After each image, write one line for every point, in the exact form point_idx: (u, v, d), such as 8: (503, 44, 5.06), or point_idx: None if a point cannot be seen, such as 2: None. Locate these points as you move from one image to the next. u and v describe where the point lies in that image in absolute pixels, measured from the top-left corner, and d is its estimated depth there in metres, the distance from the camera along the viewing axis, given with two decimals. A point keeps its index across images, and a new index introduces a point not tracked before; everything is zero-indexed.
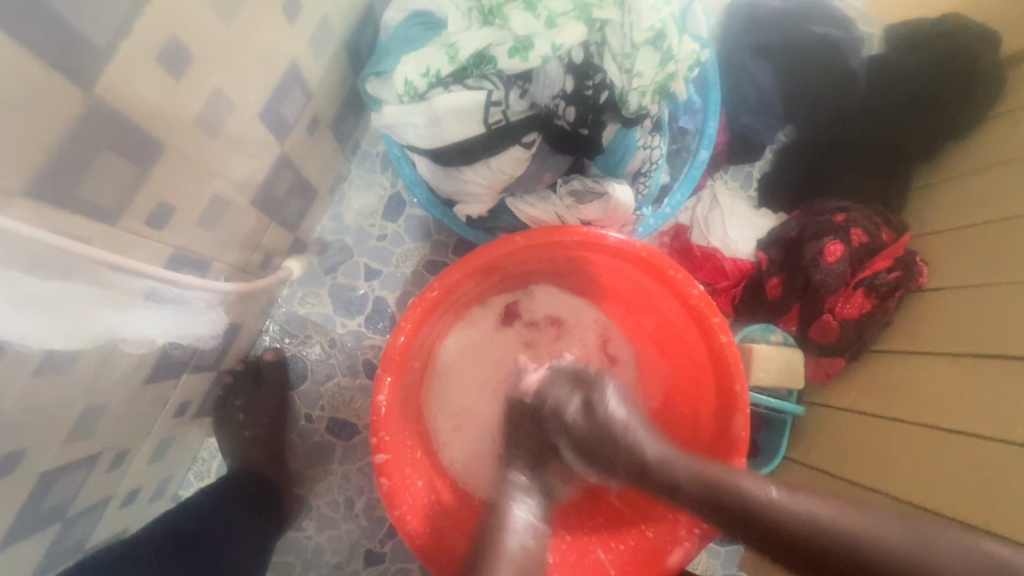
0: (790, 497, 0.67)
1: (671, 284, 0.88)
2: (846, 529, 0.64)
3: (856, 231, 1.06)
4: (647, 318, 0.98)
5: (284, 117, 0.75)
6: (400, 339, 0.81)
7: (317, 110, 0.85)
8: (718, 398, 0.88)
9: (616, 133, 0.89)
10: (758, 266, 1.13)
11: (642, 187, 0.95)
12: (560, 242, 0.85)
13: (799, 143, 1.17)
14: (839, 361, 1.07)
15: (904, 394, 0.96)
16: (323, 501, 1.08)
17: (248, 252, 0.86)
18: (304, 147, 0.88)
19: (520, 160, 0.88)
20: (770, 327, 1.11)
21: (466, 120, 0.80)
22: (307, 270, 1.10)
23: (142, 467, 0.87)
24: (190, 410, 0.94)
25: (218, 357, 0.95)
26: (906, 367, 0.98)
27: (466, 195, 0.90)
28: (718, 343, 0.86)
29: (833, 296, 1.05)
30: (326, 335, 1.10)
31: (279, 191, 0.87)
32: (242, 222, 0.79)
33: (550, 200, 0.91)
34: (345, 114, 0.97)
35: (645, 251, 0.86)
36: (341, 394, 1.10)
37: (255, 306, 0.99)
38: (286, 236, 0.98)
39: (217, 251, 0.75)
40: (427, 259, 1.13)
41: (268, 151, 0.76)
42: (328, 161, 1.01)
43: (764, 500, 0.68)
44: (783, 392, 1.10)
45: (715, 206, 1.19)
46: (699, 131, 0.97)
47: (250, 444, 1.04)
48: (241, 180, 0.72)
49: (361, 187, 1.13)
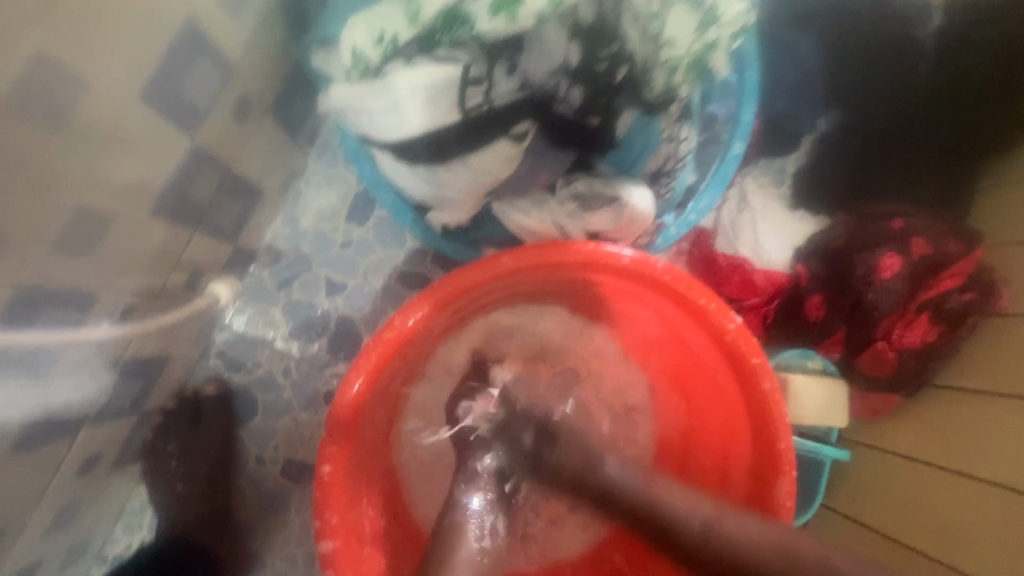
0: (732, 520, 0.55)
1: (700, 315, 0.70)
2: (785, 548, 0.52)
3: (918, 241, 0.86)
4: (665, 350, 0.79)
5: (190, 100, 0.57)
6: (352, 389, 0.63)
7: (246, 90, 0.67)
8: (754, 456, 0.70)
9: (635, 122, 0.73)
10: (796, 281, 0.94)
11: (664, 190, 0.77)
12: (562, 264, 0.67)
13: (842, 136, 0.93)
14: (892, 397, 0.89)
15: (964, 446, 0.78)
16: (278, 558, 0.89)
17: (160, 270, 0.67)
18: (232, 136, 0.69)
19: (510, 157, 0.68)
20: (808, 353, 0.93)
21: (434, 105, 0.62)
22: (256, 285, 0.92)
23: (36, 542, 0.69)
24: (103, 462, 0.76)
25: (139, 400, 0.77)
26: (966, 408, 0.80)
27: (441, 200, 0.71)
28: (760, 391, 0.68)
29: (886, 321, 0.86)
30: (281, 361, 0.91)
31: (201, 193, 0.67)
32: (142, 236, 0.60)
33: (547, 206, 0.73)
34: (290, 96, 0.78)
35: (668, 274, 0.68)
36: (298, 431, 0.91)
37: (184, 333, 0.80)
38: (221, 248, 0.80)
39: (98, 275, 0.57)
40: (401, 269, 0.93)
41: (172, 145, 0.57)
42: (273, 154, 0.82)
43: (711, 533, 0.54)
44: (821, 431, 0.93)
45: (746, 207, 0.99)
46: (732, 118, 0.77)
47: (187, 495, 0.87)
48: (123, 177, 0.53)
49: (320, 184, 0.93)
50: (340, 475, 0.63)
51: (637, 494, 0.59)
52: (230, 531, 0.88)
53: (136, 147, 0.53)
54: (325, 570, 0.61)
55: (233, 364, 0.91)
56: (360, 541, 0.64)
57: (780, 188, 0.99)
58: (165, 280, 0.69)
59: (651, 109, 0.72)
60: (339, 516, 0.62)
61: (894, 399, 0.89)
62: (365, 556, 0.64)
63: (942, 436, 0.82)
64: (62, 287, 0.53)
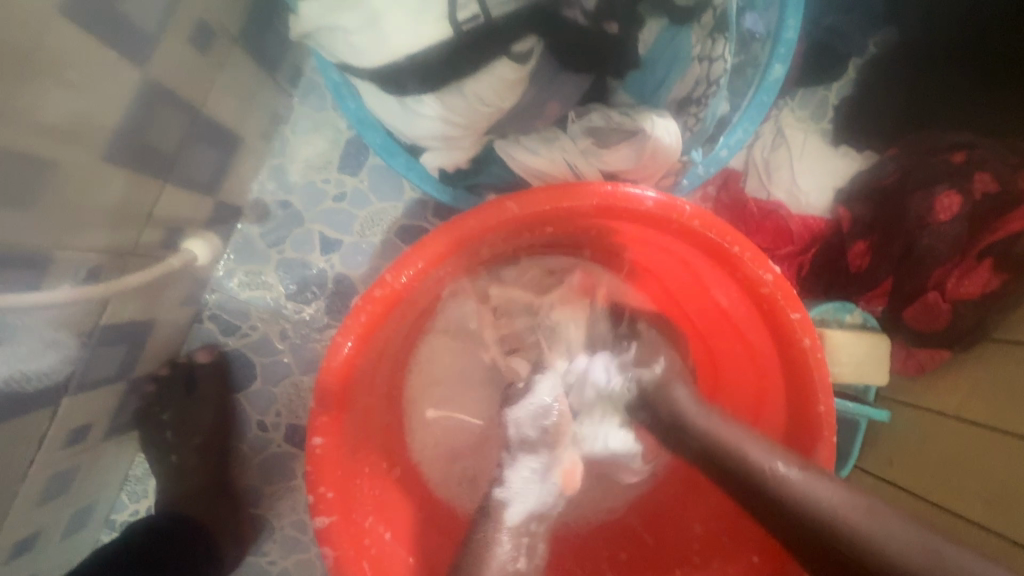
0: (744, 438, 0.53)
1: (733, 267, 0.61)
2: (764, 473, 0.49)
3: (982, 177, 0.74)
4: (692, 304, 0.72)
5: (131, 20, 0.50)
6: (343, 349, 0.56)
7: (204, 13, 0.59)
8: (788, 421, 0.63)
9: (661, 34, 0.67)
10: (837, 226, 0.84)
11: (691, 121, 0.67)
12: (573, 210, 0.59)
13: (900, 55, 0.81)
14: (941, 352, 0.80)
15: (976, 386, 0.75)
16: (287, 522, 0.87)
17: (128, 228, 0.61)
18: (194, 71, 0.61)
19: (510, 81, 0.60)
20: (846, 306, 0.83)
21: (420, 18, 0.55)
22: (245, 244, 0.85)
23: (31, 511, 0.66)
24: (95, 430, 0.73)
25: (126, 366, 0.73)
26: (996, 362, 0.74)
27: (434, 140, 0.63)
28: (798, 349, 0.60)
29: (940, 269, 0.77)
30: (277, 325, 0.86)
31: (165, 137, 0.60)
32: (97, 187, 0.55)
33: (558, 142, 0.64)
34: (260, 27, 0.70)
35: (697, 220, 0.59)
36: (299, 397, 0.87)
37: (168, 296, 0.74)
38: (202, 203, 0.73)
39: (43, 228, 0.51)
40: (401, 223, 0.86)
41: (115, 75, 0.51)
42: (252, 94, 0.73)
43: (721, 445, 0.53)
44: (858, 389, 0.84)
45: (782, 142, 0.87)
46: (772, 35, 0.65)
47: (187, 462, 0.84)
48: (50, 118, 0.47)
49: (308, 130, 0.85)
50: (334, 445, 0.58)
51: (696, 424, 0.56)
52: (231, 501, 0.85)
53: (70, 75, 0.47)
54: (322, 547, 0.57)
55: (227, 327, 0.86)
56: (359, 511, 0.60)
57: (820, 123, 0.88)
58: (137, 238, 0.63)
59: (682, 16, 0.66)
60: (334, 490, 0.57)
61: (944, 353, 0.80)
62: (366, 528, 0.60)
63: (967, 390, 0.76)
64: (11, 245, 0.48)
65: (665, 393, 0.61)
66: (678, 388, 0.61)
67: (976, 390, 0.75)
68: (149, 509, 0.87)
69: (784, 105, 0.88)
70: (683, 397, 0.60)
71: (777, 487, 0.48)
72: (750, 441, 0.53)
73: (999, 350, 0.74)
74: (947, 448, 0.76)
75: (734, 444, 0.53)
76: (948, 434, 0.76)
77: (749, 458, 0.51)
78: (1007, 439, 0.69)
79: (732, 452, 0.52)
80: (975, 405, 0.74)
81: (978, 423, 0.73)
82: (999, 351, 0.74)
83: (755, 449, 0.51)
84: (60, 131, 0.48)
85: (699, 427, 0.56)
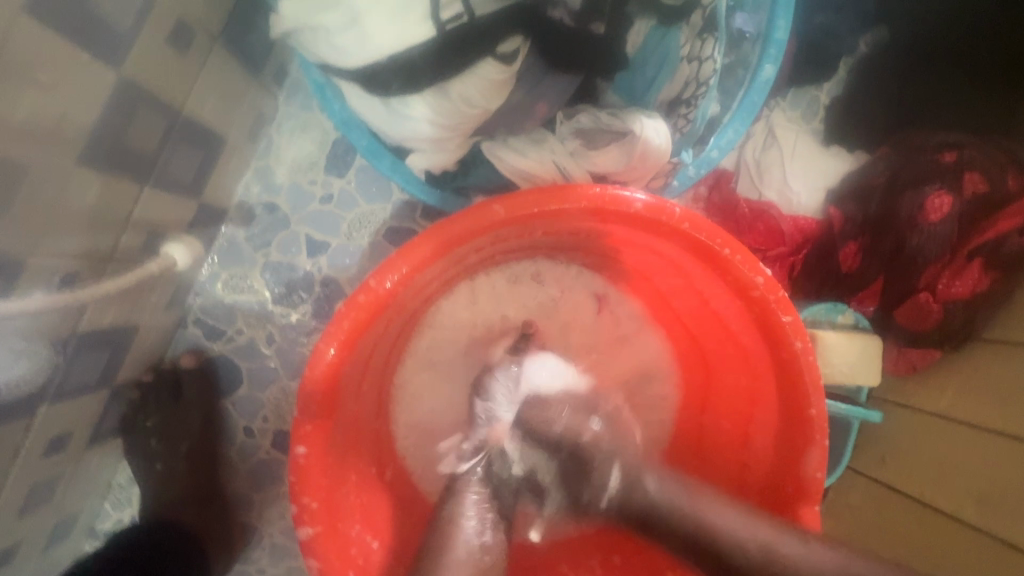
0: (716, 509, 0.56)
1: (723, 268, 0.60)
2: (735, 540, 0.54)
3: (972, 177, 0.75)
4: (682, 307, 0.71)
5: (105, 18, 0.49)
6: (327, 356, 0.55)
7: (182, 12, 0.58)
8: (780, 423, 0.63)
9: (649, 33, 0.66)
10: (828, 227, 0.83)
11: (682, 122, 0.67)
12: (563, 212, 0.58)
13: (890, 55, 0.81)
14: (931, 352, 0.80)
15: (965, 385, 0.75)
16: (277, 529, 0.86)
17: (106, 233, 0.60)
18: (173, 71, 0.59)
19: (498, 82, 0.59)
20: (837, 307, 0.82)
21: (403, 17, 0.53)
22: (229, 247, 0.84)
23: (10, 524, 0.64)
24: (75, 439, 0.71)
25: (108, 374, 0.72)
26: (983, 360, 0.74)
27: (420, 142, 0.62)
28: (789, 352, 0.59)
29: (931, 269, 0.77)
30: (264, 329, 0.84)
31: (143, 139, 0.59)
32: (71, 191, 0.53)
33: (547, 144, 0.63)
34: (242, 25, 0.68)
35: (688, 221, 0.58)
36: (288, 402, 0.85)
37: (150, 302, 0.73)
38: (184, 206, 0.72)
39: (17, 235, 0.50)
40: (389, 225, 0.85)
41: (89, 75, 0.49)
42: (234, 96, 0.72)
43: (705, 527, 0.55)
44: (850, 390, 0.84)
45: (773, 142, 0.86)
46: (762, 35, 0.65)
47: (173, 470, 0.83)
48: (18, 120, 0.45)
49: (293, 131, 0.84)
50: (319, 454, 0.56)
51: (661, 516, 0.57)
52: (218, 509, 0.84)
53: (38, 75, 0.45)
54: (307, 558, 0.56)
55: (211, 332, 0.84)
56: (346, 520, 0.59)
57: (811, 123, 0.88)
58: (116, 242, 0.62)
59: (668, 17, 0.65)
60: (319, 500, 0.56)
61: (935, 354, 0.79)
62: (353, 537, 0.59)
63: (957, 389, 0.76)
64: None
65: (637, 490, 0.58)
66: (647, 476, 0.58)
67: (966, 390, 0.75)
68: (134, 517, 0.85)
69: (775, 105, 0.87)
70: (657, 489, 0.58)
71: (756, 562, 0.53)
72: (712, 507, 0.56)
73: (987, 349, 0.74)
74: (937, 449, 0.76)
75: (709, 523, 0.55)
76: (937, 433, 0.76)
77: (719, 533, 0.54)
78: (997, 439, 0.69)
79: (716, 527, 0.55)
80: (964, 405, 0.74)
81: (967, 423, 0.73)
82: (986, 349, 0.74)
83: (719, 519, 0.55)
84: (30, 133, 0.47)
85: (677, 508, 0.56)
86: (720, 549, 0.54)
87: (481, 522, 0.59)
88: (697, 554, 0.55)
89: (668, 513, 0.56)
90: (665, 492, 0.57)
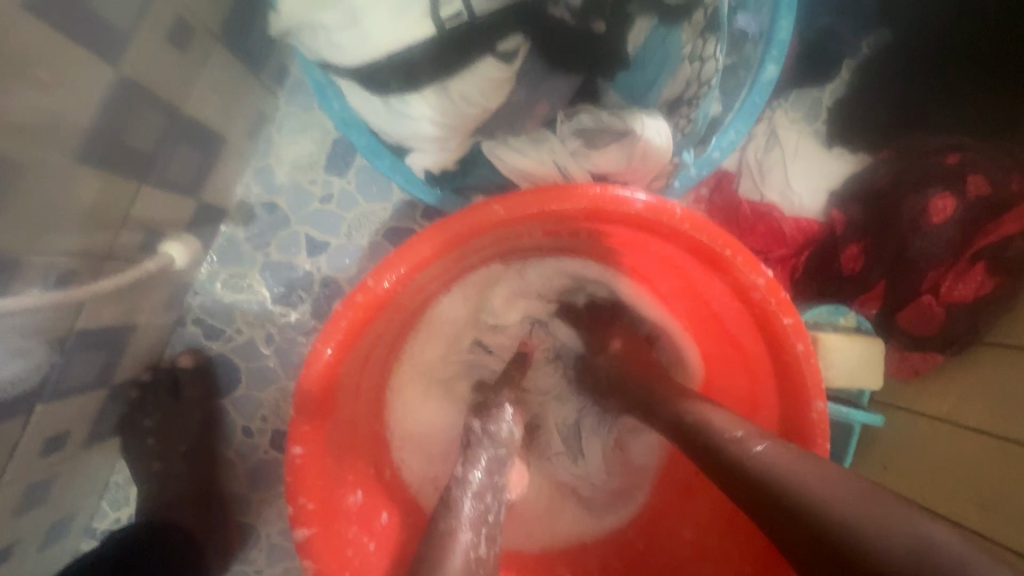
0: (746, 434, 0.51)
1: (724, 270, 0.60)
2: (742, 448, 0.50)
3: (976, 180, 0.74)
4: (684, 311, 0.70)
5: (103, 16, 0.49)
6: (325, 356, 0.55)
7: (182, 11, 0.58)
8: (780, 428, 0.62)
9: (651, 33, 0.66)
10: (831, 228, 0.82)
11: (683, 122, 0.66)
12: (562, 212, 0.57)
13: (894, 56, 0.80)
14: (934, 357, 0.79)
15: (967, 390, 0.75)
16: (274, 530, 0.86)
17: (105, 231, 0.60)
18: (172, 70, 0.59)
19: (497, 80, 0.60)
20: (839, 309, 0.81)
21: (402, 15, 0.55)
22: (229, 246, 0.84)
23: (6, 522, 0.64)
24: (72, 438, 0.71)
25: (106, 372, 0.72)
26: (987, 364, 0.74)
27: (420, 141, 0.62)
28: (791, 354, 0.59)
29: (934, 272, 0.76)
30: (263, 329, 0.84)
31: (143, 137, 0.59)
32: (69, 190, 0.53)
33: (547, 144, 0.62)
34: (242, 24, 0.68)
35: (688, 222, 0.58)
36: (286, 402, 0.85)
37: (148, 301, 0.72)
38: (184, 204, 0.71)
39: (15, 233, 0.50)
40: (389, 225, 0.84)
41: (89, 74, 0.50)
42: (233, 94, 0.72)
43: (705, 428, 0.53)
44: (852, 393, 0.83)
45: (775, 144, 0.85)
46: (764, 35, 0.65)
47: (170, 471, 0.83)
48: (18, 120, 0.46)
49: (293, 131, 0.83)
50: (316, 454, 0.56)
51: (721, 435, 0.52)
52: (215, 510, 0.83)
53: (38, 74, 0.45)
54: (303, 559, 0.55)
55: (210, 332, 0.84)
56: (342, 521, 0.58)
57: (814, 125, 0.85)
58: (115, 241, 0.62)
59: (669, 16, 0.65)
60: (316, 501, 0.55)
61: (938, 357, 0.79)
62: (350, 538, 0.58)
63: (958, 392, 0.76)
64: None
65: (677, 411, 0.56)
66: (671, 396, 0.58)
67: (968, 394, 0.74)
68: (131, 518, 0.85)
69: (777, 106, 0.86)
70: (715, 413, 0.54)
71: (755, 464, 0.48)
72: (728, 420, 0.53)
73: (992, 353, 0.74)
74: (938, 453, 0.75)
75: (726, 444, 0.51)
76: (938, 437, 0.76)
77: (759, 454, 0.49)
78: (998, 443, 0.69)
79: (725, 436, 0.51)
80: (966, 409, 0.74)
81: (969, 427, 0.72)
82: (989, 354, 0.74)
83: (742, 432, 0.51)
84: (30, 132, 0.47)
85: (711, 428, 0.53)
86: (733, 450, 0.50)
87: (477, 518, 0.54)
88: (706, 461, 0.52)
89: (708, 429, 0.53)
90: (722, 418, 0.53)
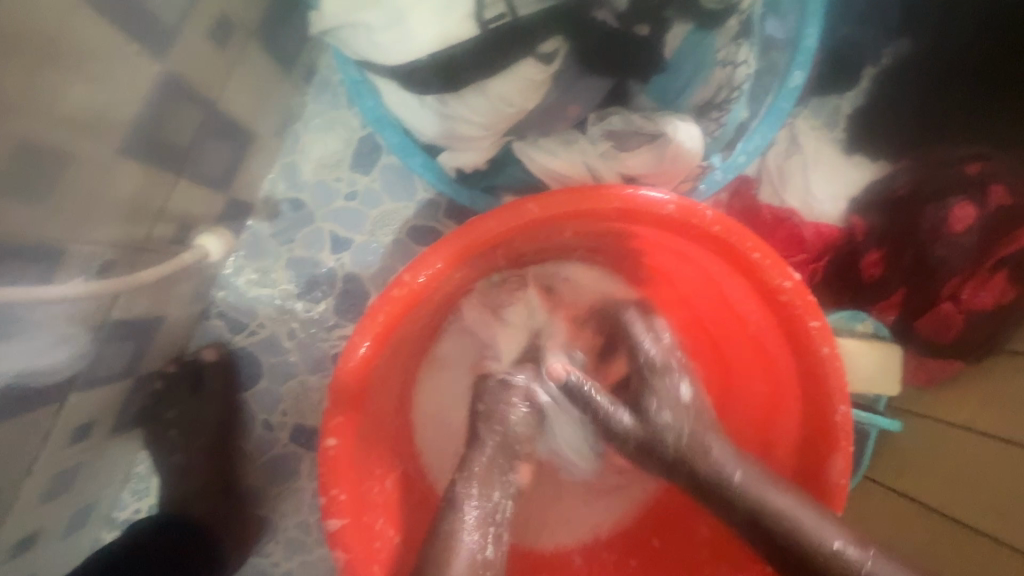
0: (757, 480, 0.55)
1: (751, 272, 0.60)
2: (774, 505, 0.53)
3: (997, 189, 0.75)
4: (707, 313, 0.71)
5: (151, 9, 0.50)
6: (359, 350, 0.55)
7: (223, 8, 0.59)
8: (804, 431, 0.63)
9: (686, 39, 0.66)
10: (850, 234, 0.83)
11: (712, 126, 0.68)
12: (595, 212, 0.58)
13: (915, 65, 0.80)
14: (953, 363, 0.79)
15: (978, 392, 0.76)
16: (291, 523, 0.86)
17: (139, 223, 0.60)
18: (211, 64, 0.60)
19: (535, 81, 0.61)
20: (858, 315, 0.83)
21: (444, 17, 0.55)
22: (254, 241, 0.84)
23: (35, 509, 0.65)
24: (99, 428, 0.71)
25: (134, 363, 0.72)
26: (1001, 370, 0.74)
27: (453, 139, 0.63)
28: (817, 357, 0.59)
29: (954, 279, 0.77)
30: (286, 323, 0.85)
31: (182, 132, 0.60)
32: (112, 181, 0.54)
33: (577, 145, 0.64)
34: (277, 22, 0.69)
35: (718, 225, 0.59)
36: (306, 397, 0.86)
37: (177, 293, 0.73)
38: (215, 198, 0.72)
39: (59, 223, 0.51)
40: (412, 224, 0.85)
41: (135, 67, 0.51)
42: (266, 91, 0.73)
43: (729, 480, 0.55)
44: (869, 398, 0.84)
45: (797, 150, 0.87)
46: (793, 42, 0.63)
47: (188, 466, 0.83)
48: (67, 113, 0.47)
49: (320, 128, 0.84)
50: (347, 447, 0.57)
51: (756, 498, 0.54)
52: (234, 502, 0.84)
53: (91, 66, 0.46)
54: (332, 550, 0.56)
55: (234, 326, 0.85)
56: (371, 513, 0.59)
57: (833, 131, 0.86)
58: (149, 234, 0.62)
59: (707, 22, 0.65)
60: (346, 492, 0.56)
61: (955, 364, 0.79)
62: (377, 530, 0.59)
63: (974, 397, 0.76)
64: (30, 237, 0.48)
65: (692, 449, 0.57)
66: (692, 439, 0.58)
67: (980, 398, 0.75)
68: (152, 508, 0.85)
69: (799, 113, 0.88)
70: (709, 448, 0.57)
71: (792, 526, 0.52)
72: (756, 479, 0.55)
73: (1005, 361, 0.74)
74: (949, 457, 0.76)
75: (765, 499, 0.54)
76: (948, 441, 0.77)
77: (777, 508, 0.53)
78: (1005, 447, 0.70)
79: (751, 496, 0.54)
80: (978, 412, 0.75)
81: (979, 431, 0.73)
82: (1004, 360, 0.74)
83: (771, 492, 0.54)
84: (79, 123, 0.48)
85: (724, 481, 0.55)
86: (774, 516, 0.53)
87: (478, 521, 0.56)
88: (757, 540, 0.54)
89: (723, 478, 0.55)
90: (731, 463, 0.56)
